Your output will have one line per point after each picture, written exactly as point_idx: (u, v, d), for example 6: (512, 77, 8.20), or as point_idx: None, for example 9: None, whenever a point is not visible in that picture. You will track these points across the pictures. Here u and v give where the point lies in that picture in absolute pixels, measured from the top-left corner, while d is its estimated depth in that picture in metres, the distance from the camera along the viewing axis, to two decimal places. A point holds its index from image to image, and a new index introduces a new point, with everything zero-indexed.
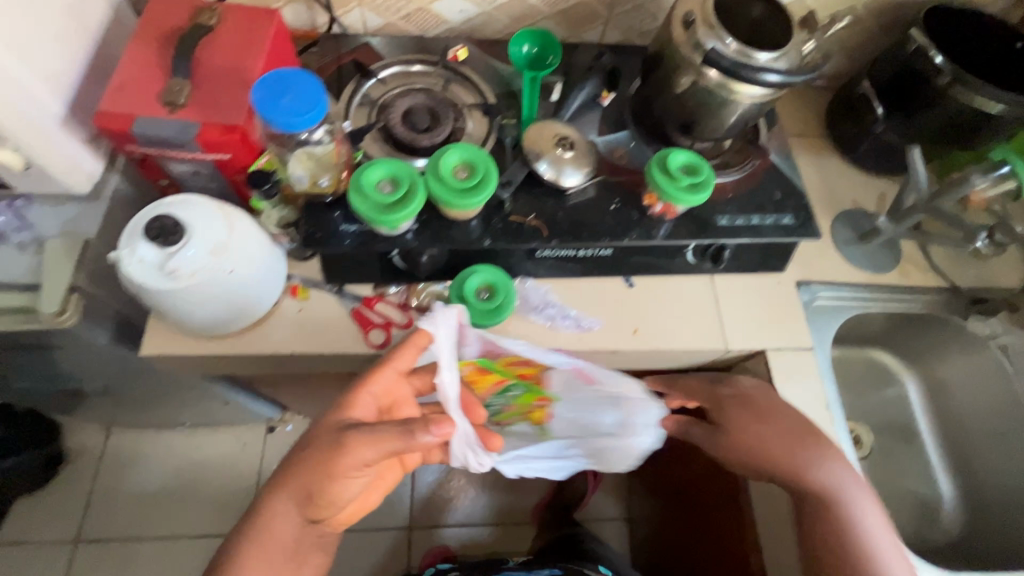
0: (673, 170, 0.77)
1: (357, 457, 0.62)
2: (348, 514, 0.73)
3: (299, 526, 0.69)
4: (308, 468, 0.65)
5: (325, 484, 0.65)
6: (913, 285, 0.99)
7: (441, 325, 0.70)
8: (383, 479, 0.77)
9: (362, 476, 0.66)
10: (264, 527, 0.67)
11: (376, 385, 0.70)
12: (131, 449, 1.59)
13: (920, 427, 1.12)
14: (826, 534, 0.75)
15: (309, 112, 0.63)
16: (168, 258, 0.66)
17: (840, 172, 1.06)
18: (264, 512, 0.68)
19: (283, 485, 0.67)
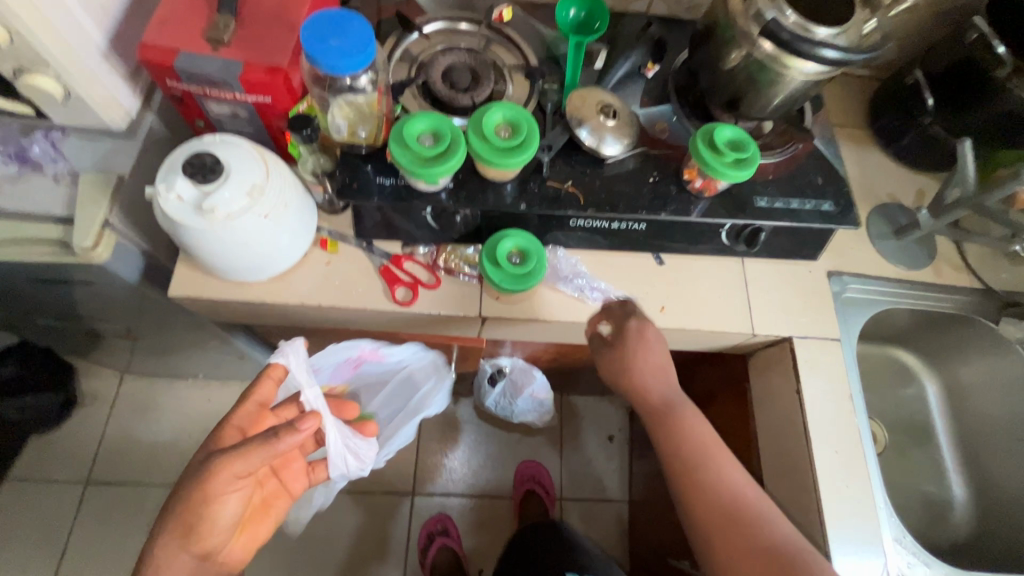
0: (719, 145, 0.75)
1: (227, 472, 0.64)
2: (238, 547, 0.74)
3: (191, 568, 0.67)
4: (183, 505, 0.64)
5: (198, 515, 0.65)
6: (945, 284, 0.97)
7: (291, 357, 0.78)
8: (262, 504, 0.78)
9: (239, 492, 0.68)
10: (154, 574, 0.65)
11: (239, 419, 0.75)
12: (142, 396, 1.61)
13: (936, 429, 1.11)
14: (683, 450, 0.75)
15: (361, 52, 0.62)
16: (205, 197, 0.65)
17: (878, 164, 1.04)
18: (156, 558, 0.65)
19: (166, 526, 0.65)
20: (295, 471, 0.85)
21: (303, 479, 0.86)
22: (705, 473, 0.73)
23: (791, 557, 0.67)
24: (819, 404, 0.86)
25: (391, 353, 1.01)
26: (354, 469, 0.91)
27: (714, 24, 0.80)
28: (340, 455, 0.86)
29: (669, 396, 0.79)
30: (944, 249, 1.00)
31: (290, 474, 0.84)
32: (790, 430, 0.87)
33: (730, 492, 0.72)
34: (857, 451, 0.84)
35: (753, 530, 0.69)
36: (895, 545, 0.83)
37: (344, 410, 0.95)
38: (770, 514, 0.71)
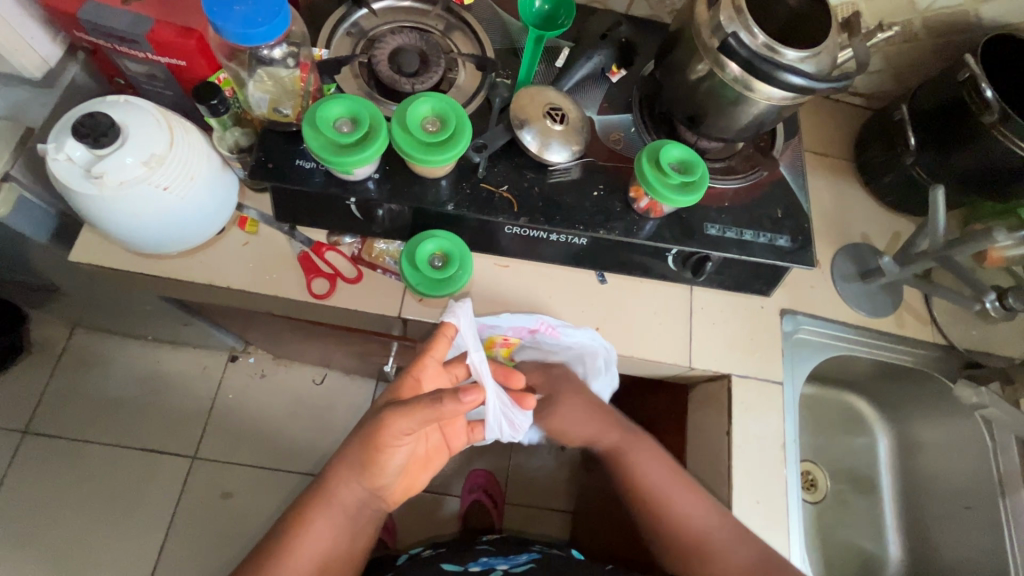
0: (665, 165, 0.69)
1: (395, 428, 0.60)
2: (402, 491, 0.72)
3: (361, 497, 0.69)
4: (363, 442, 0.64)
5: (373, 456, 0.64)
6: (906, 336, 0.92)
7: (461, 321, 0.69)
8: (429, 457, 0.73)
9: (406, 446, 0.64)
10: (328, 496, 0.68)
11: (421, 375, 0.67)
12: (94, 350, 1.58)
13: (880, 482, 1.07)
14: (636, 482, 0.80)
15: (265, 25, 0.57)
16: (97, 161, 0.61)
17: (855, 200, 0.98)
18: (329, 477, 0.68)
19: (349, 459, 0.66)
20: (458, 429, 0.76)
21: (463, 438, 0.77)
22: (666, 506, 0.77)
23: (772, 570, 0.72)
24: (749, 449, 0.81)
25: (572, 335, 0.81)
26: (508, 435, 0.79)
27: (680, 32, 0.74)
28: (499, 422, 0.74)
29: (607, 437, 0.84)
30: (910, 299, 0.94)
31: (453, 431, 0.76)
32: (716, 471, 0.83)
33: (688, 519, 0.76)
34: (781, 503, 0.80)
35: (746, 544, 0.73)
36: None
37: (511, 378, 0.76)
38: (683, 507, 0.77)
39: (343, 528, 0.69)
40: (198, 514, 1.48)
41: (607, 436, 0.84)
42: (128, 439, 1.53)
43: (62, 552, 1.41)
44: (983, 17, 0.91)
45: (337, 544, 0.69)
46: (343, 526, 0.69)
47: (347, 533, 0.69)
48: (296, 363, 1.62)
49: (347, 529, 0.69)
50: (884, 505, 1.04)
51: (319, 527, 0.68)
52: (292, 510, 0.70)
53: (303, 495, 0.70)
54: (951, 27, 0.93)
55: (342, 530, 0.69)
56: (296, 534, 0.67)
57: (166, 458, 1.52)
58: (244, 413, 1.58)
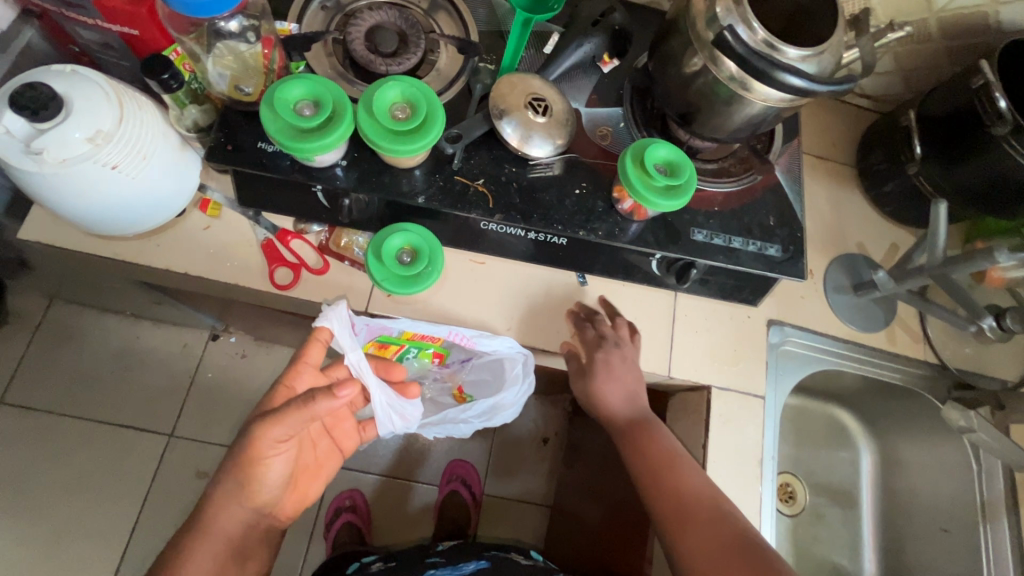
0: (649, 166, 0.65)
1: (267, 438, 0.65)
2: (293, 505, 0.76)
3: (246, 519, 0.70)
4: (235, 462, 0.67)
5: (249, 473, 0.68)
6: (896, 353, 0.89)
7: (336, 322, 0.68)
8: (315, 466, 0.79)
9: (284, 454, 0.70)
10: (208, 527, 0.67)
11: (295, 382, 0.71)
12: (72, 323, 1.56)
13: (860, 498, 1.04)
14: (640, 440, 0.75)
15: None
16: (37, 135, 0.56)
17: (853, 208, 0.94)
18: (208, 507, 0.68)
19: (225, 485, 0.68)
20: (346, 430, 0.84)
21: (353, 437, 0.85)
22: (661, 458, 0.73)
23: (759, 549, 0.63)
24: (725, 464, 0.78)
25: (489, 345, 0.75)
26: (399, 428, 0.79)
27: (677, 22, 0.69)
28: (387, 415, 0.75)
29: (636, 408, 0.78)
30: (903, 314, 0.91)
31: (341, 432, 0.84)
32: None
33: (685, 475, 0.71)
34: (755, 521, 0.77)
35: (731, 521, 0.66)
36: None
37: (391, 371, 0.78)
38: (688, 468, 0.72)
39: (226, 558, 0.67)
40: (172, 493, 1.47)
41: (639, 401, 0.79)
42: (103, 414, 1.51)
43: (32, 524, 1.40)
44: (1004, 19, 0.85)
45: (221, 574, 0.67)
46: (225, 559, 0.68)
47: (234, 558, 0.69)
48: (277, 345, 1.59)
49: (233, 557, 0.69)
50: (862, 521, 1.02)
51: (202, 557, 0.66)
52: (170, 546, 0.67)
53: (180, 530, 0.68)
54: (968, 29, 0.88)
55: (227, 560, 0.68)
56: (173, 569, 0.64)
57: (141, 435, 1.50)
58: (222, 394, 1.56)
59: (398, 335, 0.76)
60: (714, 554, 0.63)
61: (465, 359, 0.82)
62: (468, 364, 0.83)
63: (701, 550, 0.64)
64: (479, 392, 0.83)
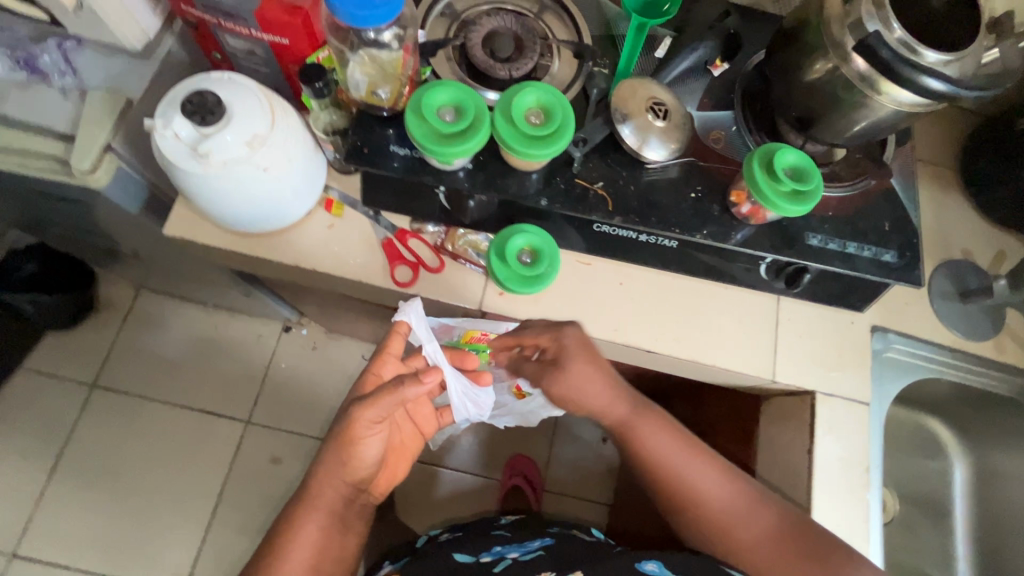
0: (777, 171, 0.66)
1: (361, 420, 0.67)
2: (385, 482, 0.79)
3: (345, 493, 0.73)
4: (331, 442, 0.70)
5: (344, 453, 0.70)
6: (1003, 362, 0.87)
7: (412, 316, 0.71)
8: (403, 449, 0.80)
9: (379, 435, 0.71)
10: (315, 498, 0.71)
11: (381, 371, 0.73)
12: (158, 313, 1.64)
13: (951, 509, 1.02)
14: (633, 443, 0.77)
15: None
16: (201, 140, 0.60)
17: (957, 213, 0.92)
18: (317, 480, 0.71)
19: (327, 461, 0.71)
20: (426, 414, 0.83)
21: (433, 422, 0.85)
22: (660, 459, 0.75)
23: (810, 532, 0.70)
24: (829, 468, 0.78)
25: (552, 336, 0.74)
26: (474, 415, 0.82)
27: (801, 27, 0.69)
28: (461, 404, 0.77)
29: (619, 413, 0.77)
30: (1011, 322, 0.88)
31: (422, 415, 0.83)
32: (793, 482, 0.80)
33: (700, 473, 0.74)
34: (862, 526, 0.77)
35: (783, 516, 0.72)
36: None
37: (466, 359, 0.78)
38: (695, 471, 0.75)
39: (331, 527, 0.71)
40: (249, 477, 1.53)
41: (618, 409, 0.77)
42: (185, 399, 1.58)
43: (124, 500, 1.49)
44: None
45: (328, 543, 0.71)
46: (331, 528, 0.72)
47: (337, 528, 0.72)
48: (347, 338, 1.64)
49: (336, 525, 0.72)
50: (953, 533, 1.00)
51: (311, 526, 0.70)
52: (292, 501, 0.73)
53: (293, 499, 0.73)
54: None
55: (332, 529, 0.72)
56: (287, 541, 0.69)
57: (221, 420, 1.57)
58: (295, 384, 1.62)
59: (460, 337, 0.80)
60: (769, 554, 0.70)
61: (523, 356, 0.82)
62: (526, 362, 0.83)
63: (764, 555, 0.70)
64: (540, 387, 0.85)
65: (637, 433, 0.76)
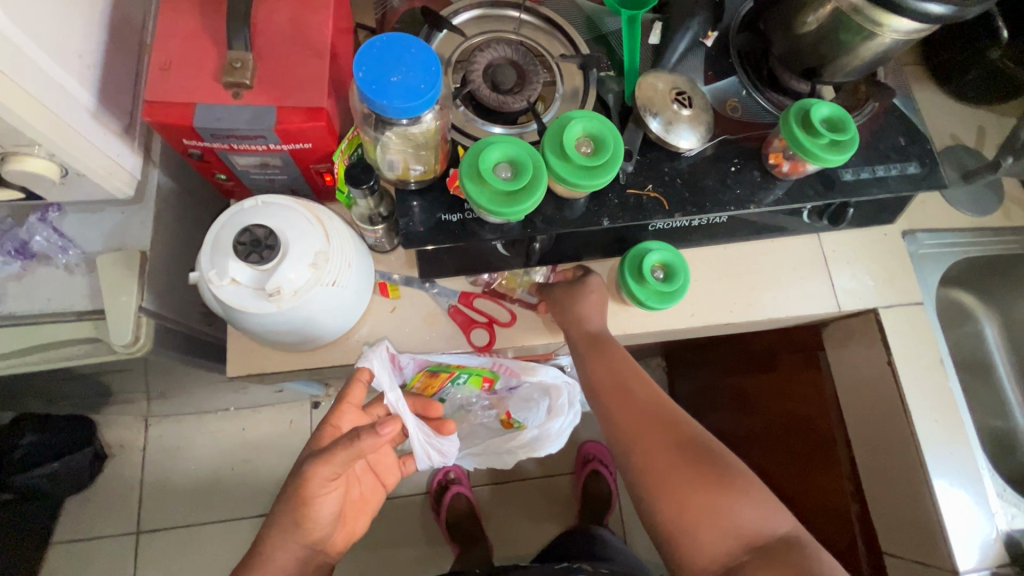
0: (814, 124, 0.67)
1: (317, 477, 0.61)
2: (345, 539, 0.72)
3: (301, 554, 0.66)
4: (285, 498, 0.64)
5: (299, 513, 0.64)
6: (1013, 225, 0.95)
7: (376, 363, 0.66)
8: (359, 501, 0.74)
9: (335, 490, 0.66)
10: (265, 564, 0.64)
11: (339, 422, 0.67)
12: (175, 435, 1.54)
13: (993, 363, 1.12)
14: (599, 373, 0.69)
15: (400, 79, 0.50)
16: (266, 278, 0.56)
17: (936, 104, 0.99)
18: (268, 537, 0.65)
19: (279, 521, 0.65)
20: (388, 464, 0.80)
21: (396, 472, 0.81)
22: (622, 391, 0.67)
23: (712, 457, 0.63)
24: (911, 371, 0.84)
25: (535, 374, 0.79)
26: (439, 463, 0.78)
27: None
28: (424, 452, 0.74)
29: (589, 327, 0.71)
30: (1009, 187, 0.96)
31: (382, 467, 0.79)
32: (882, 395, 0.86)
33: (650, 406, 0.66)
34: (956, 413, 0.83)
35: (674, 434, 0.64)
36: (998, 499, 0.81)
37: (430, 406, 0.77)
38: (639, 385, 0.68)
39: None
40: None
41: (587, 325, 0.71)
42: (236, 511, 1.51)
43: None
44: None
45: None
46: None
47: None
48: None
49: None
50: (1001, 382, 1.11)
51: None
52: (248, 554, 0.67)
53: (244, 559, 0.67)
54: None
55: None
56: None
57: None
58: None
59: (448, 364, 0.74)
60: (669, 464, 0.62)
61: (512, 387, 0.85)
62: (515, 391, 0.86)
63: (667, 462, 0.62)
64: (527, 420, 0.88)
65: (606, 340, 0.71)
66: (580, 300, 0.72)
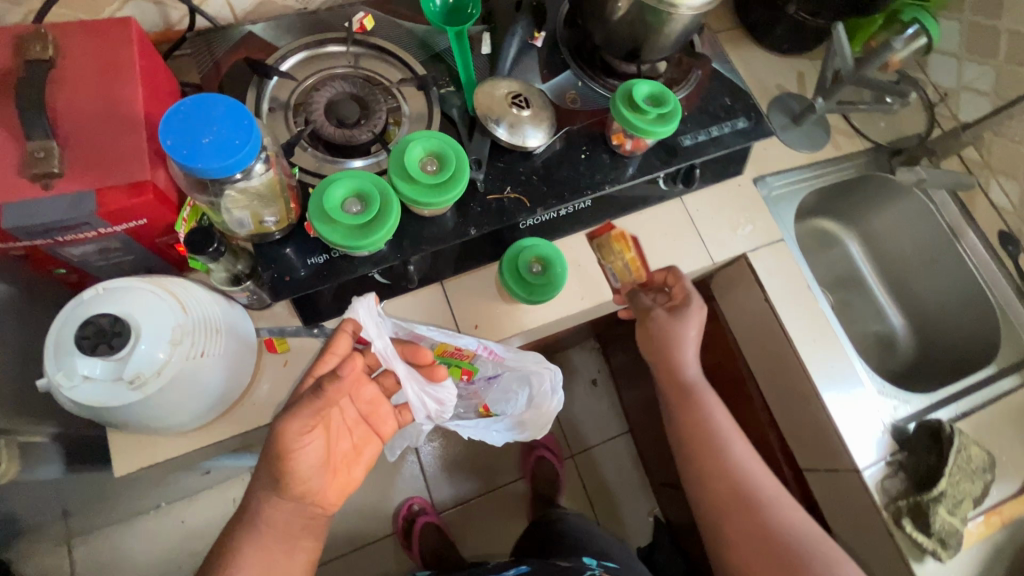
0: (639, 102, 0.72)
1: (288, 431, 0.56)
2: (338, 494, 0.64)
3: (291, 515, 0.61)
4: (263, 454, 0.58)
5: (277, 468, 0.58)
6: (845, 154, 1.06)
7: (362, 310, 0.62)
8: (357, 446, 0.67)
9: (314, 442, 0.59)
10: (250, 529, 0.60)
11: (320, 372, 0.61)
12: (106, 547, 1.42)
13: (864, 277, 1.24)
14: (695, 428, 0.81)
15: (212, 139, 0.49)
16: (122, 367, 0.53)
17: (760, 60, 1.09)
18: (252, 509, 0.60)
19: (262, 479, 0.60)
20: (384, 414, 0.70)
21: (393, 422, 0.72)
22: (718, 453, 0.79)
23: (789, 550, 0.71)
24: (787, 301, 0.92)
25: (517, 360, 0.77)
26: (438, 414, 0.71)
27: None
28: (418, 401, 0.67)
29: (693, 374, 0.84)
30: (833, 121, 1.08)
31: (381, 418, 0.70)
32: (769, 328, 0.94)
33: (739, 471, 0.77)
34: (832, 330, 0.92)
35: (751, 518, 0.74)
36: (880, 396, 0.90)
37: (418, 352, 0.68)
38: (736, 449, 0.79)
39: (271, 554, 0.60)
40: None
41: (681, 373, 0.84)
42: None
43: None
44: None
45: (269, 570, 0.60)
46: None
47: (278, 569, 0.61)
48: None
49: (279, 545, 0.61)
50: (873, 292, 1.23)
51: (251, 557, 0.59)
52: (220, 541, 0.62)
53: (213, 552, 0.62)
54: None
55: (273, 553, 0.61)
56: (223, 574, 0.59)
57: None
58: None
59: (430, 350, 0.73)
60: (749, 532, 0.74)
61: (494, 376, 0.79)
62: (495, 381, 0.80)
63: (753, 550, 0.72)
64: (505, 410, 0.81)
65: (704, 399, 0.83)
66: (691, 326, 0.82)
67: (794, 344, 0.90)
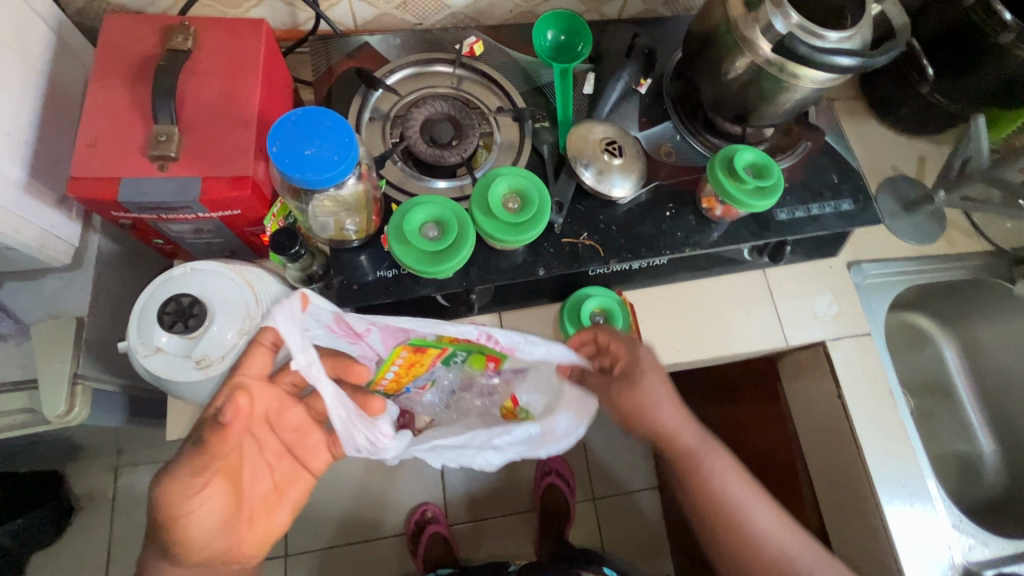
0: (739, 170, 0.69)
1: (168, 492, 0.49)
2: (256, 544, 0.58)
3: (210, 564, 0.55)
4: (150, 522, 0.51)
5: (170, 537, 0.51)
6: (958, 253, 0.97)
7: (280, 319, 0.50)
8: (274, 485, 0.60)
9: (214, 497, 0.53)
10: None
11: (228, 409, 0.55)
12: (145, 484, 1.51)
13: (955, 387, 1.12)
14: (694, 485, 0.67)
15: (314, 152, 0.51)
16: (193, 346, 0.56)
17: (876, 136, 1.01)
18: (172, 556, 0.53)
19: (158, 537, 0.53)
20: (314, 444, 0.63)
21: (324, 454, 0.64)
22: (732, 520, 0.65)
23: None
24: (863, 404, 0.84)
25: (533, 353, 0.61)
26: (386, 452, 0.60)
27: (711, 32, 0.73)
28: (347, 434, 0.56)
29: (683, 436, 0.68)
30: (951, 215, 0.98)
31: (305, 450, 0.63)
32: (837, 429, 0.86)
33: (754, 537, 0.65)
34: (911, 446, 0.83)
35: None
36: (954, 530, 0.83)
37: (350, 371, 0.62)
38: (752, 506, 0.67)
39: None
40: None
41: (678, 437, 0.67)
42: None
43: None
44: None
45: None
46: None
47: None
48: None
49: None
50: (963, 406, 1.11)
51: None
52: None
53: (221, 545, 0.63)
54: None
55: None
56: None
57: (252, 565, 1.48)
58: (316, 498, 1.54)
59: (435, 336, 0.61)
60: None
61: (523, 367, 0.70)
62: (526, 372, 0.70)
63: None
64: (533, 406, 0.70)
65: (702, 459, 0.67)
66: (653, 383, 0.66)
67: (864, 454, 0.82)
